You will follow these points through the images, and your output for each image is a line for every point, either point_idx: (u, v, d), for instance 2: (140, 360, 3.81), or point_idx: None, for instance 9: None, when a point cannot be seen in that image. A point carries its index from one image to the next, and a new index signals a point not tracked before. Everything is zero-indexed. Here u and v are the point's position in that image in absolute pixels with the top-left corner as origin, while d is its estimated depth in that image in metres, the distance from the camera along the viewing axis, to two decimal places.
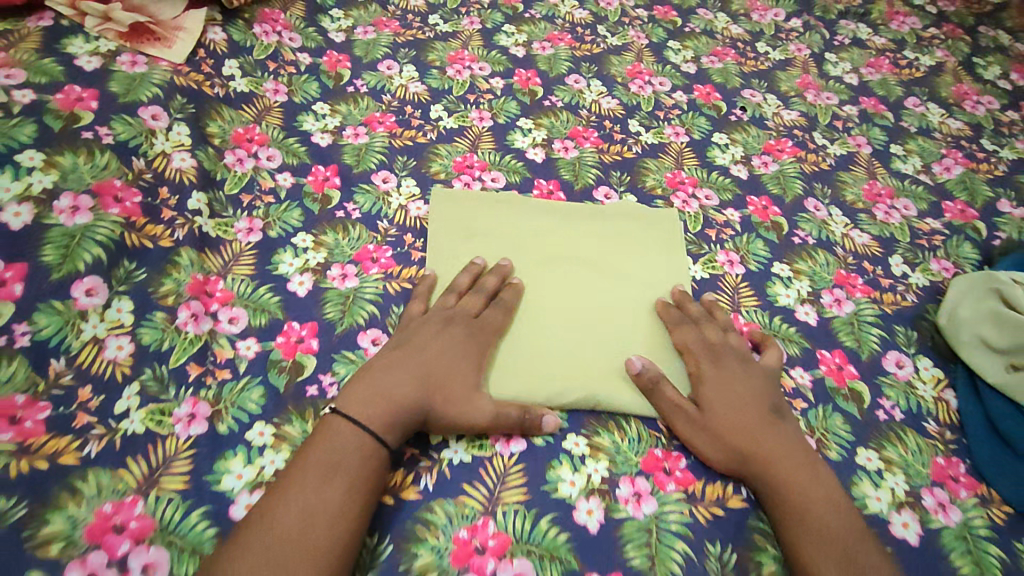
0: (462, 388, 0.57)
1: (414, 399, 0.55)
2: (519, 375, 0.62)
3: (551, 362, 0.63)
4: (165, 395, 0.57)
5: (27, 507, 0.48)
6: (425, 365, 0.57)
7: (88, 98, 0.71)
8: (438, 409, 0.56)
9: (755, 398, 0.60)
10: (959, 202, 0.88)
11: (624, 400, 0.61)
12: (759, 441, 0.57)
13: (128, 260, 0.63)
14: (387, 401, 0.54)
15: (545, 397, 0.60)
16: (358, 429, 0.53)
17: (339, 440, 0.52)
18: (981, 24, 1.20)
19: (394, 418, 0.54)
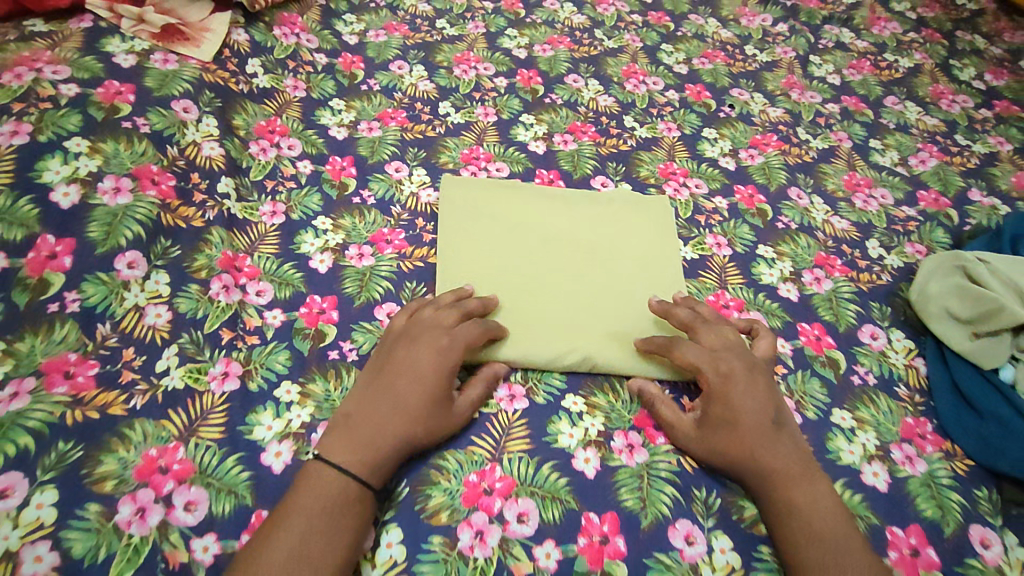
0: (438, 415, 0.59)
1: (391, 437, 0.57)
2: (523, 339, 0.68)
3: (552, 329, 0.69)
4: (201, 356, 0.63)
5: (82, 450, 0.55)
6: (399, 403, 0.58)
7: (126, 92, 0.76)
8: (420, 439, 0.58)
9: (759, 414, 0.60)
10: (933, 191, 0.94)
11: (618, 362, 0.67)
12: (762, 460, 0.59)
13: (165, 238, 0.69)
14: (367, 447, 0.56)
15: (547, 358, 0.66)
16: (337, 473, 0.54)
17: (318, 486, 0.54)
18: (958, 29, 1.27)
19: (375, 455, 0.56)
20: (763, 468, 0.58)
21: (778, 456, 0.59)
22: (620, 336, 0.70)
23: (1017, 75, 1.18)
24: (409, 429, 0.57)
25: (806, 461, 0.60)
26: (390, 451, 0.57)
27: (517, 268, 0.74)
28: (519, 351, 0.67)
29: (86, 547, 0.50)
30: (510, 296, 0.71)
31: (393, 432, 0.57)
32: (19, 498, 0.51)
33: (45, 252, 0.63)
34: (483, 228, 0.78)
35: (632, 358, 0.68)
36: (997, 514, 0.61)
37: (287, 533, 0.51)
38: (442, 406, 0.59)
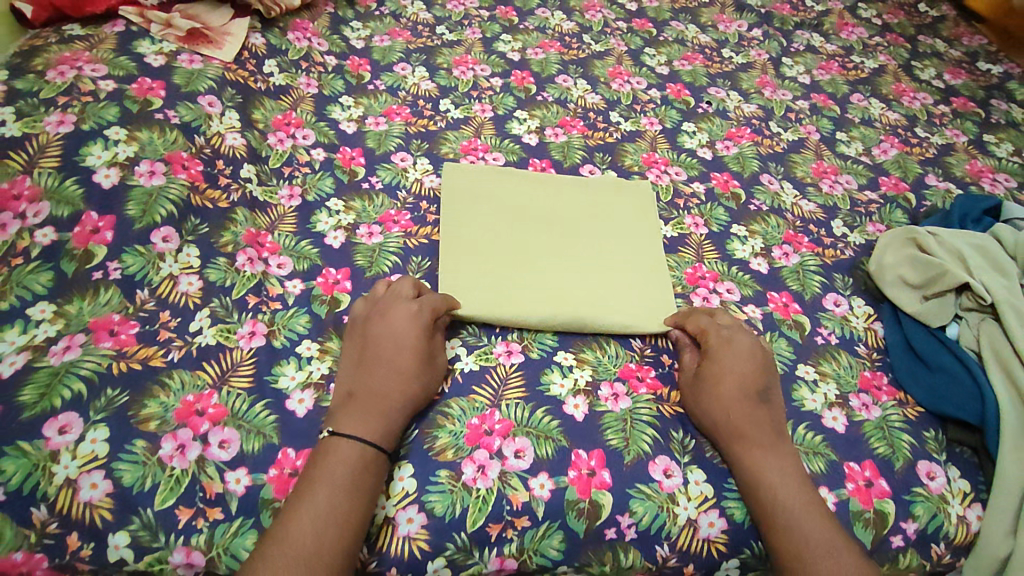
0: (425, 375, 0.65)
1: (396, 400, 0.63)
2: (517, 303, 0.75)
3: (543, 295, 0.77)
4: (230, 318, 0.70)
5: (128, 395, 0.61)
6: (390, 372, 0.64)
7: (158, 88, 0.84)
8: (415, 400, 0.64)
9: (752, 385, 0.67)
10: (893, 177, 1.03)
11: (603, 321, 0.75)
12: (752, 425, 0.65)
13: (194, 216, 0.76)
14: (374, 415, 0.62)
15: (538, 318, 0.74)
16: (354, 442, 0.60)
17: (340, 458, 0.59)
18: (921, 34, 1.37)
19: (383, 422, 0.62)
20: (751, 439, 0.64)
21: (764, 430, 0.65)
22: (605, 301, 0.77)
23: (974, 75, 1.27)
24: (403, 393, 0.64)
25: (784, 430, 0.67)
26: (393, 415, 0.63)
27: (512, 245, 0.82)
28: (514, 312, 0.74)
29: (134, 476, 0.58)
30: (505, 268, 0.79)
31: (394, 397, 0.63)
32: (76, 434, 0.58)
33: (89, 226, 0.70)
34: (482, 210, 0.86)
35: (618, 319, 0.75)
36: (942, 449, 0.70)
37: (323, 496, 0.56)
38: (427, 366, 0.66)
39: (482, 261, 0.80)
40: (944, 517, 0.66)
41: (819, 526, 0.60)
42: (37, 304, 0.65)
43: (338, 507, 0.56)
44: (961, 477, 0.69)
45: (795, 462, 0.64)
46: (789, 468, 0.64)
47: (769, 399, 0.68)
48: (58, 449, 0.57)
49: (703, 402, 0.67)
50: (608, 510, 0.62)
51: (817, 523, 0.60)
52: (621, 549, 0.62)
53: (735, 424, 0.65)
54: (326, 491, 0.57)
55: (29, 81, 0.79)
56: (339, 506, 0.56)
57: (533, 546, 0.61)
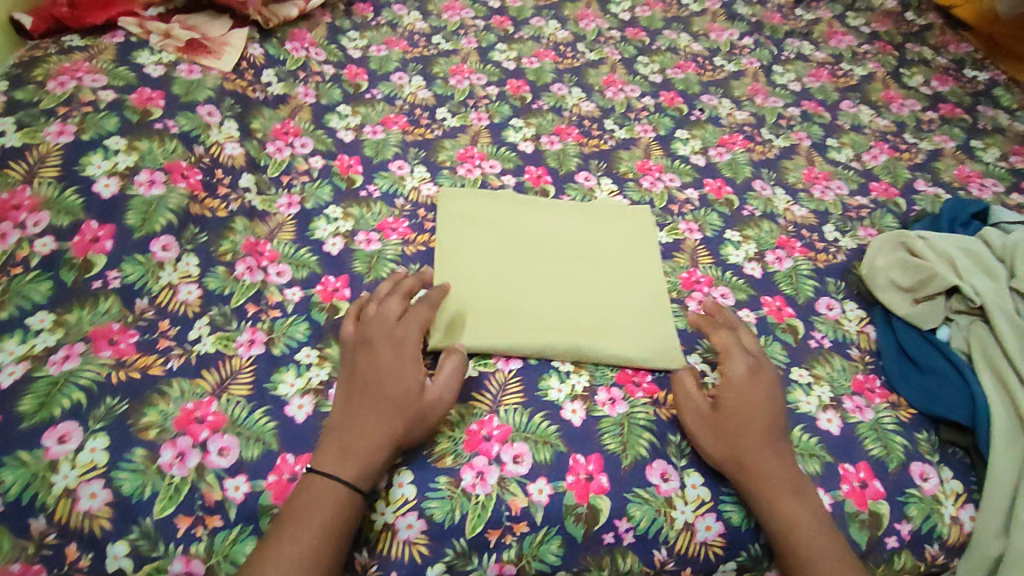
0: (412, 409, 0.63)
1: (376, 436, 0.61)
2: (513, 332, 0.74)
3: (540, 323, 0.75)
4: (229, 326, 0.70)
5: (128, 404, 0.61)
6: (373, 404, 0.62)
7: (157, 97, 0.85)
8: (401, 434, 0.61)
9: (770, 417, 0.66)
10: (884, 182, 1.04)
11: (601, 352, 0.73)
12: (763, 460, 0.63)
13: (193, 225, 0.77)
14: (353, 454, 0.60)
15: (534, 348, 0.73)
16: (327, 481, 0.58)
17: (316, 495, 0.58)
18: (909, 42, 1.39)
19: (364, 460, 0.59)
20: (764, 476, 0.63)
21: (778, 468, 0.64)
22: (603, 330, 0.76)
23: (960, 82, 1.30)
24: (387, 427, 0.61)
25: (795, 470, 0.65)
26: (379, 450, 0.60)
27: (509, 272, 0.81)
28: (508, 341, 0.73)
29: (134, 485, 0.58)
30: (501, 296, 0.78)
31: (378, 432, 0.61)
32: (76, 443, 0.58)
33: (89, 236, 0.70)
34: (480, 237, 0.85)
35: (616, 349, 0.74)
36: (935, 450, 0.71)
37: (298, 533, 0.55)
38: (416, 399, 0.63)
39: (479, 287, 0.79)
40: (937, 518, 0.67)
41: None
42: (37, 314, 0.65)
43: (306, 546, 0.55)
44: (955, 478, 0.69)
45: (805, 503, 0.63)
46: (805, 506, 0.62)
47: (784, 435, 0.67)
48: (58, 458, 0.57)
49: (724, 436, 0.65)
50: (606, 515, 0.63)
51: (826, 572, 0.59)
52: (620, 553, 0.63)
53: (758, 464, 0.63)
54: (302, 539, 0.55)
55: (29, 92, 0.80)
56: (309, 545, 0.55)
57: (532, 552, 0.62)
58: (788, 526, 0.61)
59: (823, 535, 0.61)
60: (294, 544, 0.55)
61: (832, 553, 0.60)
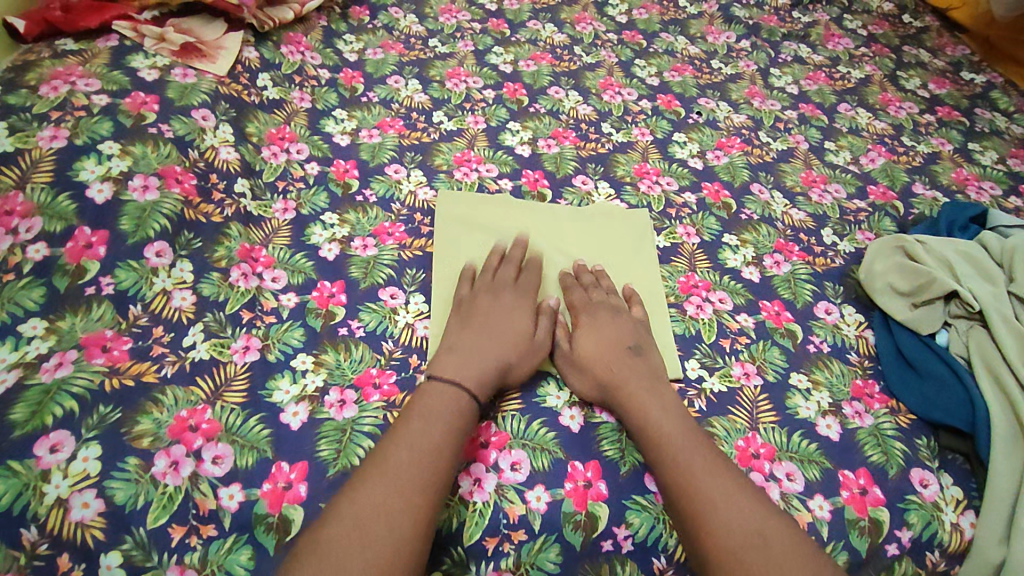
0: (522, 347, 0.70)
1: (494, 360, 0.67)
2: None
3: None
4: (223, 332, 0.70)
5: (121, 412, 0.60)
6: (494, 336, 0.69)
7: (151, 102, 0.84)
8: (511, 364, 0.68)
9: (615, 340, 0.71)
10: (882, 186, 1.04)
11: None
12: (617, 378, 0.68)
13: (188, 230, 0.76)
14: (475, 372, 0.66)
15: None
16: (453, 388, 0.64)
17: (442, 397, 0.63)
18: (905, 44, 1.40)
19: (484, 376, 0.66)
20: (617, 394, 0.67)
21: (628, 383, 0.67)
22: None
23: (958, 84, 1.30)
24: (502, 355, 0.68)
25: (652, 383, 0.68)
26: (491, 373, 0.66)
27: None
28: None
29: (127, 495, 0.56)
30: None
31: (494, 356, 0.67)
32: (67, 452, 0.57)
33: (82, 242, 0.70)
34: (478, 242, 0.84)
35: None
36: (934, 456, 0.71)
37: (424, 426, 0.60)
38: (526, 339, 0.70)
39: None
40: (938, 524, 0.67)
41: (705, 477, 0.60)
42: (28, 321, 0.64)
43: (433, 440, 0.60)
44: (954, 484, 0.69)
45: (667, 411, 0.65)
46: (657, 408, 0.65)
47: (639, 353, 0.71)
48: (49, 468, 0.56)
49: (582, 369, 0.70)
50: (604, 522, 0.62)
51: (690, 470, 0.60)
52: (618, 561, 0.62)
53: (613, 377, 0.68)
54: (425, 445, 0.59)
55: (21, 96, 0.79)
56: (437, 438, 0.60)
57: (530, 560, 0.61)
58: (644, 433, 0.64)
59: (682, 431, 0.64)
60: (430, 430, 0.60)
61: (698, 454, 0.62)
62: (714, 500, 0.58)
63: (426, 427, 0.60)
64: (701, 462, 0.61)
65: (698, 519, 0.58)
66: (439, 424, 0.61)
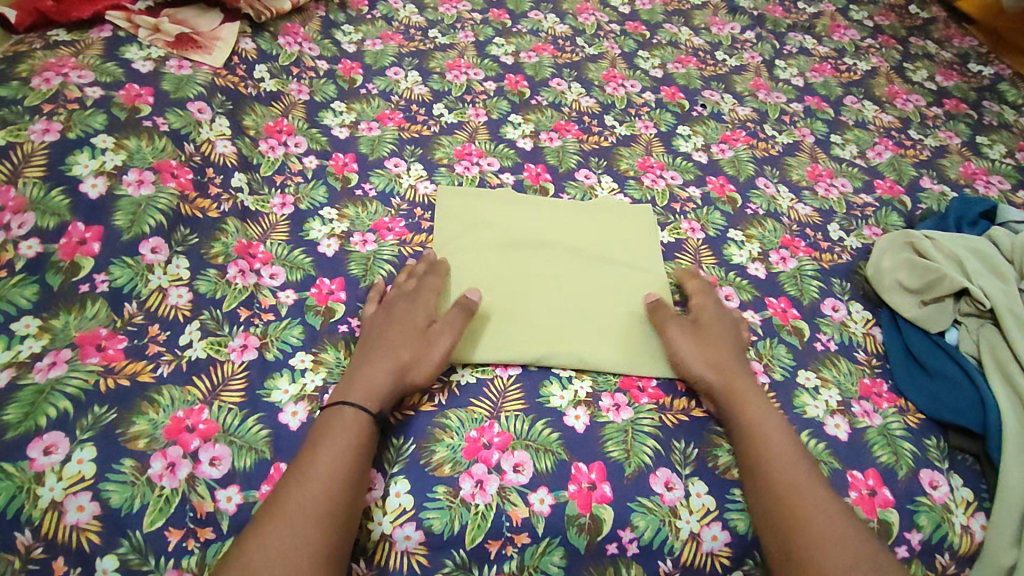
0: (418, 351, 0.67)
1: (382, 371, 0.64)
2: (510, 339, 0.72)
3: (539, 329, 0.73)
4: (220, 330, 0.68)
5: (116, 412, 0.59)
6: (383, 347, 0.67)
7: (146, 94, 0.83)
8: (406, 369, 0.65)
9: (727, 343, 0.72)
10: (888, 180, 1.02)
11: (604, 359, 0.71)
12: (729, 377, 0.68)
13: (184, 226, 0.75)
14: (366, 386, 0.63)
15: (536, 355, 0.70)
16: (342, 409, 0.61)
17: (332, 420, 0.60)
18: (912, 36, 1.38)
19: (372, 389, 0.63)
20: (729, 391, 0.67)
21: (742, 383, 0.68)
22: (607, 336, 0.74)
23: (965, 76, 1.28)
24: (395, 363, 0.65)
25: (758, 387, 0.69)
26: (383, 381, 0.63)
27: (509, 275, 0.79)
28: (505, 351, 0.70)
29: (123, 497, 0.55)
30: (502, 302, 0.76)
31: (385, 362, 0.65)
32: (61, 454, 0.55)
33: (76, 238, 0.68)
34: (481, 237, 0.83)
35: (622, 356, 0.72)
36: (944, 458, 0.70)
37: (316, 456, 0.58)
38: (419, 335, 0.68)
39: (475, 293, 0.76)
40: (948, 527, 0.66)
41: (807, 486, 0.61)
42: (21, 319, 0.62)
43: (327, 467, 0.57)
44: (964, 486, 0.68)
45: (776, 417, 0.66)
46: (767, 412, 0.66)
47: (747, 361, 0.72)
48: (43, 471, 0.54)
49: (699, 361, 0.69)
50: (609, 525, 0.61)
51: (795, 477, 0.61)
52: (624, 564, 0.61)
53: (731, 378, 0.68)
54: (316, 476, 0.56)
55: (13, 88, 0.77)
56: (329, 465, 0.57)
57: (534, 563, 0.60)
58: (754, 431, 0.64)
59: (785, 437, 0.64)
60: (324, 458, 0.58)
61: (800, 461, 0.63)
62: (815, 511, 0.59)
63: (316, 458, 0.58)
64: (805, 473, 0.62)
65: (803, 532, 0.58)
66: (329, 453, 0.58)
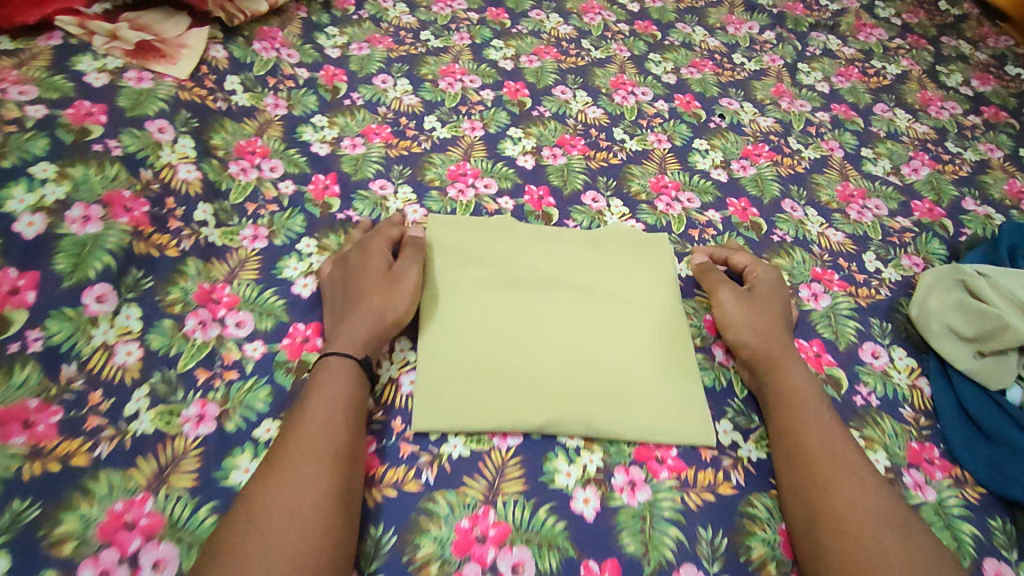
0: (387, 292, 0.67)
1: (357, 318, 0.65)
2: (514, 400, 0.63)
3: (542, 382, 0.64)
4: (173, 396, 0.60)
5: (41, 508, 0.50)
6: (354, 296, 0.67)
7: (97, 112, 0.73)
8: (382, 310, 0.66)
9: (775, 311, 0.72)
10: (927, 201, 0.93)
11: (620, 421, 0.62)
12: (776, 344, 0.68)
13: (137, 268, 0.66)
14: (346, 337, 0.64)
15: (543, 421, 0.61)
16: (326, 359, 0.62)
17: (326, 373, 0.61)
18: (943, 35, 1.27)
19: (351, 338, 0.64)
20: (776, 361, 0.67)
21: (786, 350, 0.68)
22: (622, 392, 0.65)
23: (1003, 81, 1.18)
24: (370, 307, 0.66)
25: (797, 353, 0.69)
26: (362, 328, 0.64)
27: (509, 317, 0.70)
28: (503, 415, 0.62)
29: None
30: (502, 350, 0.67)
31: (358, 311, 0.66)
32: None
33: (5, 287, 0.58)
34: (476, 274, 0.73)
35: (640, 416, 0.63)
36: (1012, 545, 0.61)
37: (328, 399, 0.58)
38: (384, 278, 0.69)
39: (469, 342, 0.67)
40: None
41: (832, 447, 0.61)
42: None
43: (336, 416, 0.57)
44: None
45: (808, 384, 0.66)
46: (806, 381, 0.66)
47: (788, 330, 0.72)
48: None
49: (750, 324, 0.70)
50: None
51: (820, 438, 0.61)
52: None
53: (776, 346, 0.68)
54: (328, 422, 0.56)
55: None
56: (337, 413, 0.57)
57: None
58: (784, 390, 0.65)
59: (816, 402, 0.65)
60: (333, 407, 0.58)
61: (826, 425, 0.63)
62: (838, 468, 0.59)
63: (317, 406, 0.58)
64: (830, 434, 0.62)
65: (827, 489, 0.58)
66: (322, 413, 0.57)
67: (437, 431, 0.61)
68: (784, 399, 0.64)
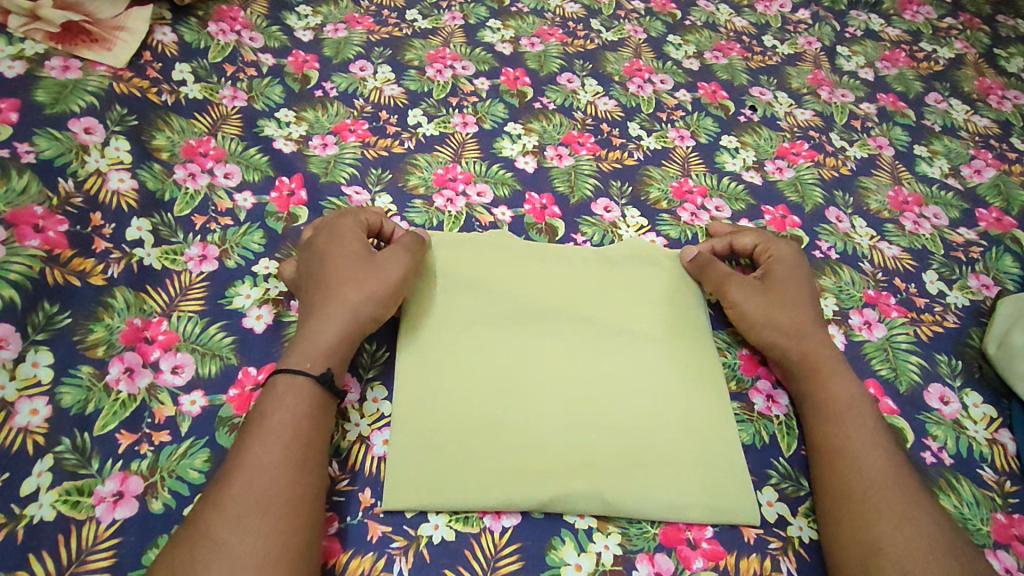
0: (359, 280, 0.56)
1: (321, 320, 0.54)
2: (513, 469, 0.52)
3: (548, 446, 0.53)
4: (85, 469, 0.49)
5: None
6: (324, 290, 0.56)
7: (7, 109, 0.62)
8: (354, 305, 0.55)
9: (806, 306, 0.62)
10: (994, 208, 0.80)
11: (639, 495, 0.52)
12: (815, 351, 0.59)
13: (49, 301, 0.54)
14: (308, 344, 0.53)
15: (547, 497, 0.51)
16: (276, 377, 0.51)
17: (276, 393, 0.50)
18: (1000, 13, 1.12)
19: (315, 344, 0.53)
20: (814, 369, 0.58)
21: (827, 356, 0.59)
22: (643, 457, 0.54)
23: None
24: (341, 302, 0.55)
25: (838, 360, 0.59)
26: (326, 333, 0.54)
27: (508, 359, 0.58)
28: (500, 490, 0.51)
29: None
30: (499, 404, 0.55)
31: (325, 310, 0.55)
32: None
33: None
34: (469, 304, 0.61)
35: (663, 489, 0.53)
36: None
37: (278, 428, 0.48)
38: (358, 262, 0.58)
39: (459, 392, 0.55)
40: None
41: (890, 489, 0.51)
42: None
43: (289, 452, 0.47)
44: None
45: (858, 403, 0.56)
46: (852, 402, 0.56)
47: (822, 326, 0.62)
48: None
49: (782, 325, 0.60)
50: None
51: (870, 475, 0.52)
52: None
53: (807, 344, 0.59)
54: (279, 457, 0.47)
55: None
56: (289, 447, 0.47)
57: None
58: (827, 414, 0.56)
59: (864, 426, 0.55)
60: (284, 439, 0.48)
61: (879, 456, 0.53)
62: (892, 511, 0.50)
63: (267, 436, 0.48)
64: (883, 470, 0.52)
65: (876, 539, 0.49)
66: (264, 443, 0.47)
67: (413, 509, 0.50)
68: (829, 423, 0.55)
